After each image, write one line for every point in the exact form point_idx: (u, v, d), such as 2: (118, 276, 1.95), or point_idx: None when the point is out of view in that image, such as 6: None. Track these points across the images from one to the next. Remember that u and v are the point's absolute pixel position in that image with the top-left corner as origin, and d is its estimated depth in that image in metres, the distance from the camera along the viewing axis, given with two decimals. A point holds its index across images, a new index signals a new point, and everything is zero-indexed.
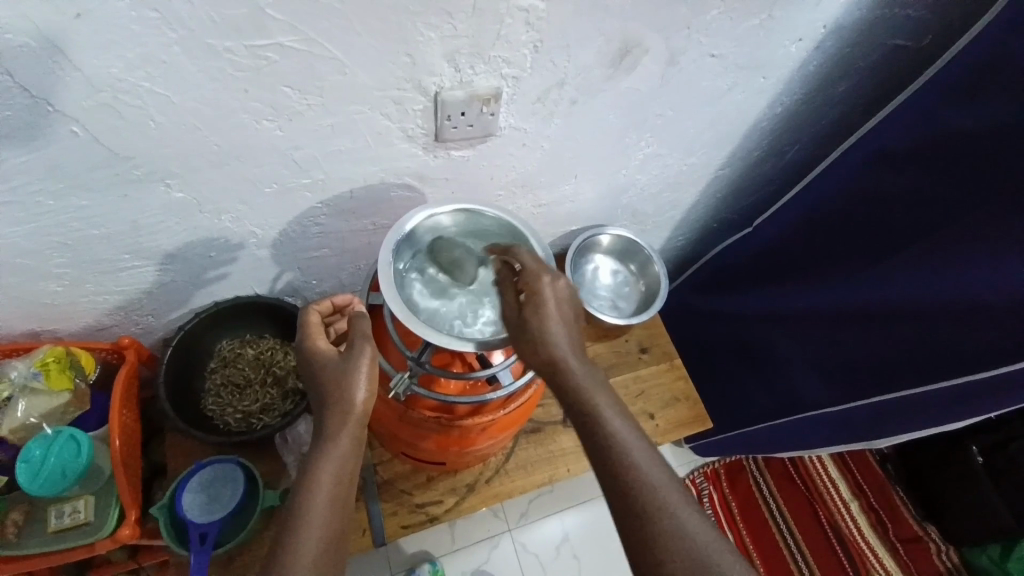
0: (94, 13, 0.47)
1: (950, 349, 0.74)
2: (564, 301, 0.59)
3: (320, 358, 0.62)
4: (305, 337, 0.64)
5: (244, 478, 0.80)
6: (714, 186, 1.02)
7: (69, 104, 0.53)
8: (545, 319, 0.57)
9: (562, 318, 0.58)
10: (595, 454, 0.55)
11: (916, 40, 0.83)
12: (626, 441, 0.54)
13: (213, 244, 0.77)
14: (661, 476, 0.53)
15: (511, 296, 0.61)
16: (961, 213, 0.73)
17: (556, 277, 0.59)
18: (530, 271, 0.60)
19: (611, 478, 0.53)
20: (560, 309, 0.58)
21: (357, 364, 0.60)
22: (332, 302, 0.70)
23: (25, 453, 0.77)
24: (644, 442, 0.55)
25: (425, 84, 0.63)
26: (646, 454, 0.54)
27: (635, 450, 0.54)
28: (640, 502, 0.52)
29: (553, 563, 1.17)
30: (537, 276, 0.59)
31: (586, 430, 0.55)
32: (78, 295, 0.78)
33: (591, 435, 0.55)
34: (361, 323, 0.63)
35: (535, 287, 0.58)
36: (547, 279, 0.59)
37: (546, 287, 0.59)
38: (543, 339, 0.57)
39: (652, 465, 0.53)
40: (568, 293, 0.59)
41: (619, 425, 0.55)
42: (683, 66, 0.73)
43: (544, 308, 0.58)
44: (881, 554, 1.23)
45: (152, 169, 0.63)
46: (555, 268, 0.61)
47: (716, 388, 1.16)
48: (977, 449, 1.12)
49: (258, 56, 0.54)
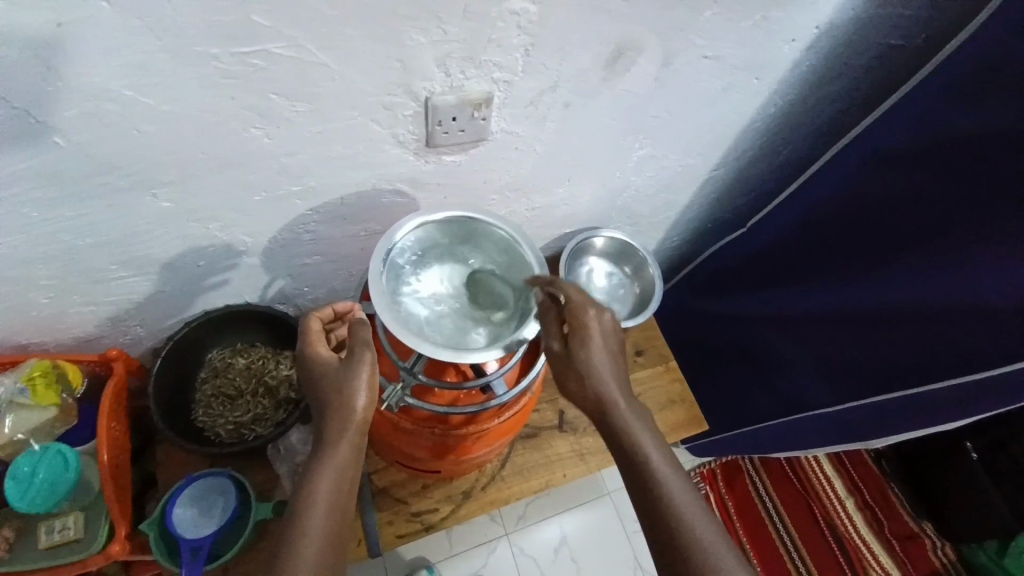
0: (77, 22, 0.46)
1: (950, 350, 0.74)
2: (607, 335, 0.63)
3: (321, 365, 0.61)
4: (307, 344, 0.63)
5: (236, 489, 0.79)
6: (708, 187, 1.01)
7: (53, 114, 0.52)
8: (593, 352, 0.62)
9: (608, 353, 0.62)
10: (637, 487, 0.58)
11: (910, 39, 0.82)
12: (668, 477, 0.58)
13: (203, 252, 0.76)
14: (699, 511, 0.56)
15: (555, 326, 0.65)
16: (959, 213, 0.73)
17: (601, 312, 0.63)
18: (573, 305, 0.63)
19: (653, 509, 0.57)
20: (606, 343, 0.62)
21: (358, 370, 0.59)
22: (332, 310, 0.68)
23: (14, 469, 0.76)
24: (685, 481, 0.58)
25: (417, 89, 0.62)
26: (686, 490, 0.57)
27: (673, 483, 0.57)
28: (680, 533, 0.55)
29: (551, 567, 1.17)
30: (583, 309, 0.63)
31: (628, 463, 0.59)
32: (66, 307, 0.77)
33: (634, 467, 0.59)
34: (361, 330, 0.61)
35: (581, 319, 0.62)
36: (592, 314, 0.63)
37: (591, 321, 0.63)
38: (591, 372, 0.61)
39: (693, 502, 0.57)
40: (611, 327, 0.64)
41: (662, 462, 0.59)
42: (678, 68, 0.72)
43: (590, 343, 0.62)
44: (878, 551, 1.23)
45: (138, 178, 0.61)
46: (599, 303, 0.65)
47: (712, 389, 1.16)
48: (973, 447, 1.12)
49: (247, 63, 0.53)
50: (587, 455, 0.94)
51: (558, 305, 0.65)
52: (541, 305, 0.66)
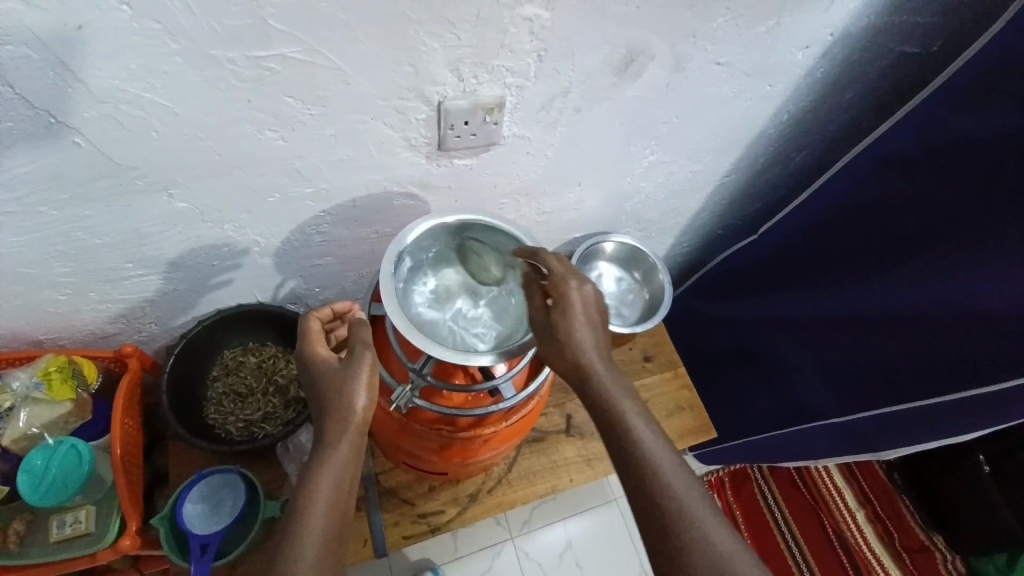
0: (96, 25, 0.47)
1: (960, 361, 0.73)
2: (589, 306, 0.60)
3: (320, 366, 0.62)
4: (307, 346, 0.64)
5: (246, 487, 0.80)
6: (718, 194, 1.01)
7: (72, 115, 0.53)
8: (573, 323, 0.58)
9: (589, 323, 0.59)
10: (620, 457, 0.56)
11: (924, 48, 0.82)
12: (651, 447, 0.55)
13: (216, 252, 0.77)
14: (684, 478, 0.54)
15: (539, 299, 0.61)
16: (970, 223, 0.73)
17: (582, 282, 0.61)
18: (555, 276, 0.61)
19: (637, 480, 0.54)
20: (588, 313, 0.60)
21: (357, 369, 0.61)
22: (332, 309, 0.70)
23: (28, 462, 0.77)
24: (668, 448, 0.56)
25: (429, 93, 0.62)
26: (669, 457, 0.55)
27: (662, 459, 0.54)
28: (666, 506, 0.52)
29: (556, 571, 1.16)
30: (565, 280, 0.60)
31: (611, 434, 0.57)
32: (81, 304, 0.78)
33: (618, 438, 0.56)
34: (361, 330, 0.63)
35: (562, 291, 0.59)
36: (573, 284, 0.60)
37: (574, 292, 0.60)
38: (572, 342, 0.58)
39: (678, 470, 0.54)
40: (594, 298, 0.60)
41: (645, 430, 0.56)
42: (688, 74, 0.72)
43: (572, 313, 0.59)
44: (887, 563, 1.22)
45: (154, 178, 0.63)
46: (581, 274, 0.62)
47: (720, 396, 1.15)
48: (984, 458, 1.10)
49: (261, 66, 0.54)
50: (594, 460, 0.94)
51: (541, 277, 0.63)
52: (524, 277, 0.63)
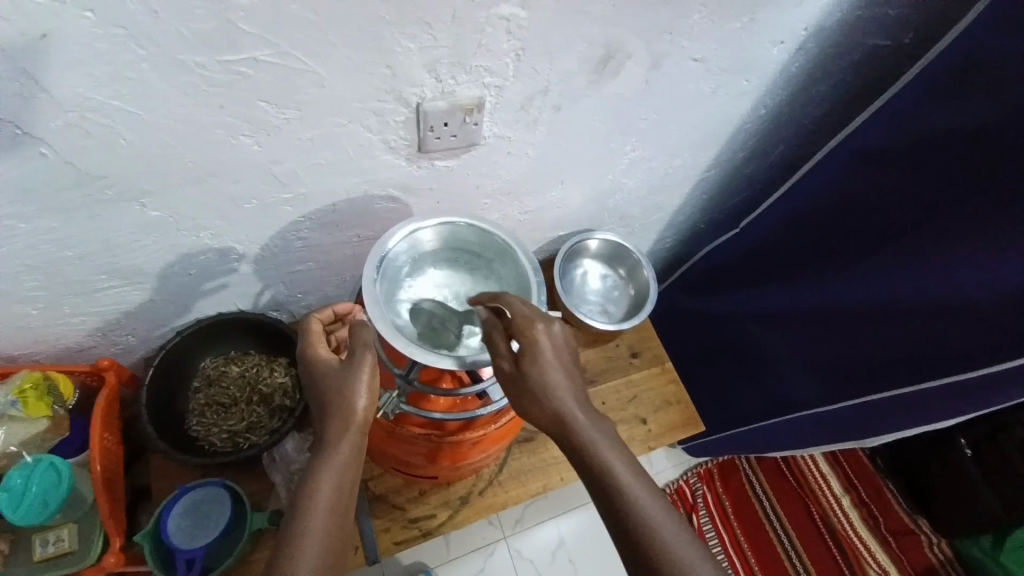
0: (58, 32, 0.45)
1: (940, 349, 0.74)
2: (559, 348, 0.59)
3: (320, 366, 0.61)
4: (306, 345, 0.63)
5: (230, 500, 0.79)
6: (700, 189, 1.01)
7: (37, 125, 0.52)
8: (546, 370, 0.57)
9: (562, 367, 0.57)
10: (608, 510, 0.54)
11: (898, 39, 0.83)
12: (636, 491, 0.53)
13: (193, 260, 0.75)
14: (674, 523, 0.52)
15: (503, 344, 0.59)
16: (948, 212, 0.73)
17: (549, 323, 0.59)
18: (520, 319, 0.59)
19: (626, 532, 0.52)
20: (559, 357, 0.58)
21: (357, 372, 0.59)
22: (333, 311, 0.68)
23: (6, 482, 0.75)
24: (655, 492, 0.54)
25: (407, 95, 0.61)
26: (656, 502, 0.53)
27: (642, 496, 0.53)
28: (660, 560, 0.50)
29: (549, 569, 1.17)
30: (530, 323, 0.58)
31: (595, 485, 0.54)
32: (55, 318, 0.76)
33: (601, 489, 0.54)
34: (364, 332, 0.61)
35: (529, 335, 0.57)
36: (540, 327, 0.58)
37: (542, 336, 0.58)
38: (544, 389, 0.56)
39: (666, 516, 0.53)
40: (563, 338, 0.59)
41: (631, 477, 0.54)
42: (666, 71, 0.72)
43: (542, 359, 0.57)
44: (874, 548, 1.24)
45: (126, 188, 0.61)
46: (547, 314, 0.60)
47: (707, 389, 1.16)
48: (965, 442, 1.12)
49: (232, 70, 0.53)
50: None
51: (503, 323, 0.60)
52: (486, 323, 0.60)
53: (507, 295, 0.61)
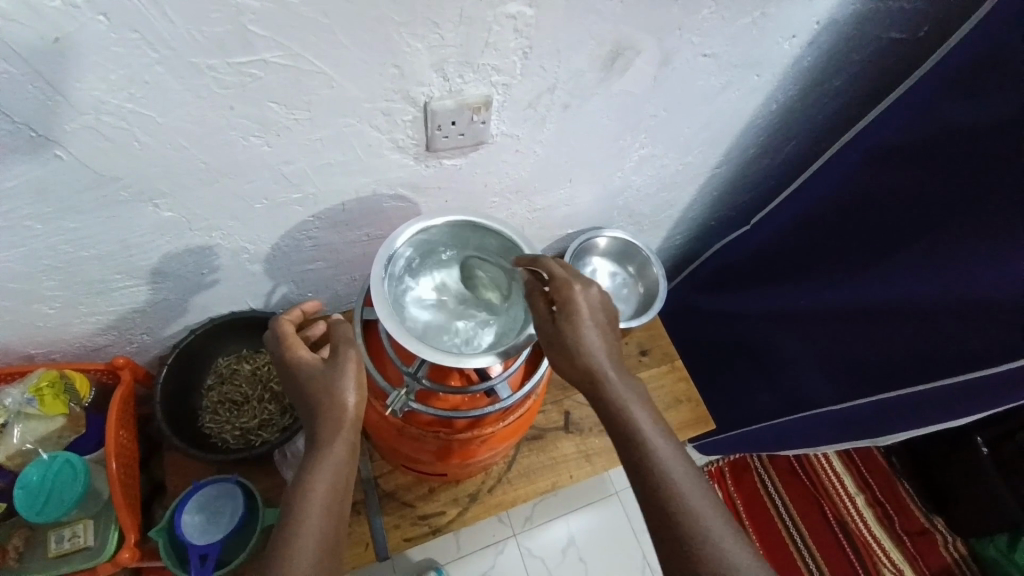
0: (73, 36, 0.46)
1: (954, 349, 0.73)
2: (595, 310, 0.60)
3: (303, 367, 0.61)
4: (284, 346, 0.63)
5: (243, 494, 0.79)
6: (710, 185, 1.01)
7: (54, 128, 0.52)
8: (580, 329, 0.58)
9: (596, 325, 0.59)
10: (631, 465, 0.56)
11: (910, 33, 0.82)
12: (660, 448, 0.56)
13: (205, 260, 0.76)
14: (694, 484, 0.54)
15: (540, 303, 0.60)
16: (964, 211, 0.72)
17: (587, 286, 0.60)
18: (557, 281, 0.60)
19: (649, 488, 0.54)
20: (594, 316, 0.59)
21: (342, 369, 0.60)
22: (300, 310, 0.69)
23: (23, 478, 0.77)
24: (681, 455, 0.56)
25: (415, 94, 0.61)
26: (680, 461, 0.55)
27: (664, 452, 0.55)
28: (677, 512, 0.53)
29: (560, 567, 1.17)
30: (568, 284, 0.59)
31: (621, 439, 0.57)
32: (71, 317, 0.77)
33: (629, 445, 0.56)
34: (343, 329, 0.63)
35: (566, 295, 0.59)
36: (576, 287, 0.60)
37: (578, 296, 0.59)
38: (581, 348, 0.58)
39: (690, 479, 0.54)
40: (599, 302, 0.60)
41: (658, 438, 0.56)
42: (676, 67, 0.72)
43: (578, 316, 0.58)
44: (888, 547, 1.22)
45: (139, 189, 0.62)
46: (585, 278, 0.61)
47: (718, 388, 1.16)
48: (982, 440, 1.10)
49: (244, 72, 0.53)
50: (593, 456, 0.94)
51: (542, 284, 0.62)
52: (526, 285, 0.62)
53: (547, 258, 0.62)
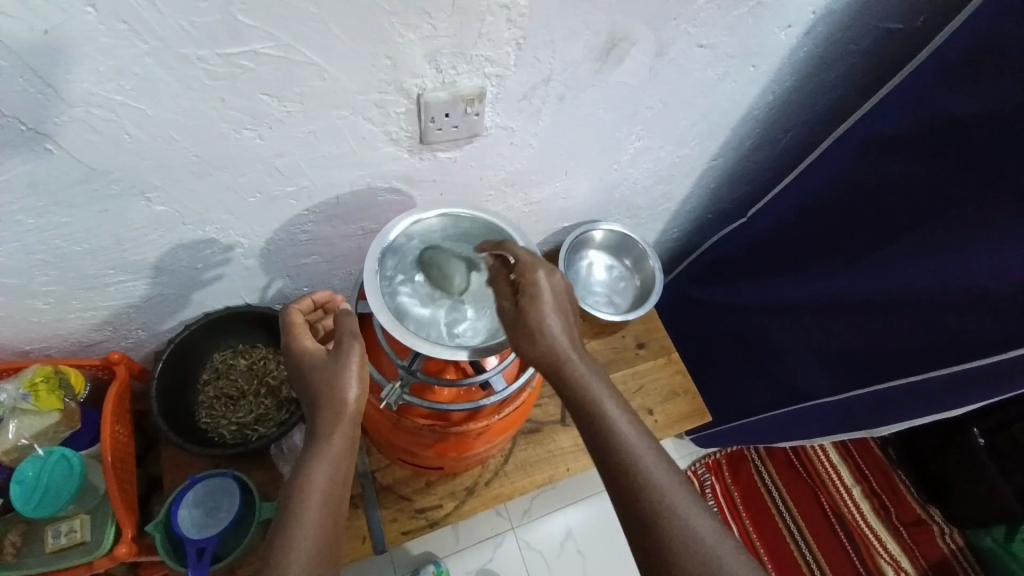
0: (62, 28, 0.45)
1: (950, 339, 0.73)
2: (557, 293, 0.60)
3: (308, 359, 0.62)
4: (292, 338, 0.64)
5: (240, 489, 0.80)
6: (706, 178, 1.00)
7: (44, 121, 0.52)
8: (543, 312, 0.58)
9: (558, 311, 0.59)
10: (597, 447, 0.56)
11: (906, 23, 0.81)
12: (626, 431, 0.55)
13: (200, 254, 0.76)
14: (662, 466, 0.54)
15: (507, 290, 0.62)
16: (962, 201, 0.72)
17: (551, 271, 0.61)
18: (522, 265, 0.61)
19: (616, 470, 0.54)
20: (557, 301, 0.60)
21: (345, 361, 0.60)
22: (311, 300, 0.70)
23: (19, 474, 0.77)
24: (646, 438, 0.56)
25: (408, 86, 0.61)
26: (644, 442, 0.55)
27: (630, 433, 0.55)
28: (644, 494, 0.52)
29: (558, 559, 1.17)
30: (532, 268, 0.61)
31: (585, 420, 0.57)
32: (65, 312, 0.77)
33: (593, 428, 0.56)
34: (349, 321, 0.62)
35: (530, 279, 0.60)
36: (541, 272, 0.61)
37: (541, 279, 0.60)
38: (542, 330, 0.58)
39: (655, 457, 0.54)
40: (563, 286, 0.61)
41: (623, 419, 0.56)
42: (671, 58, 0.71)
43: (540, 299, 0.59)
44: (885, 538, 1.23)
45: (132, 182, 0.61)
46: (548, 263, 0.62)
47: (715, 381, 1.16)
48: (978, 431, 1.11)
49: (235, 64, 0.53)
50: None
51: (508, 270, 0.64)
52: (493, 269, 0.65)
53: (512, 244, 0.65)
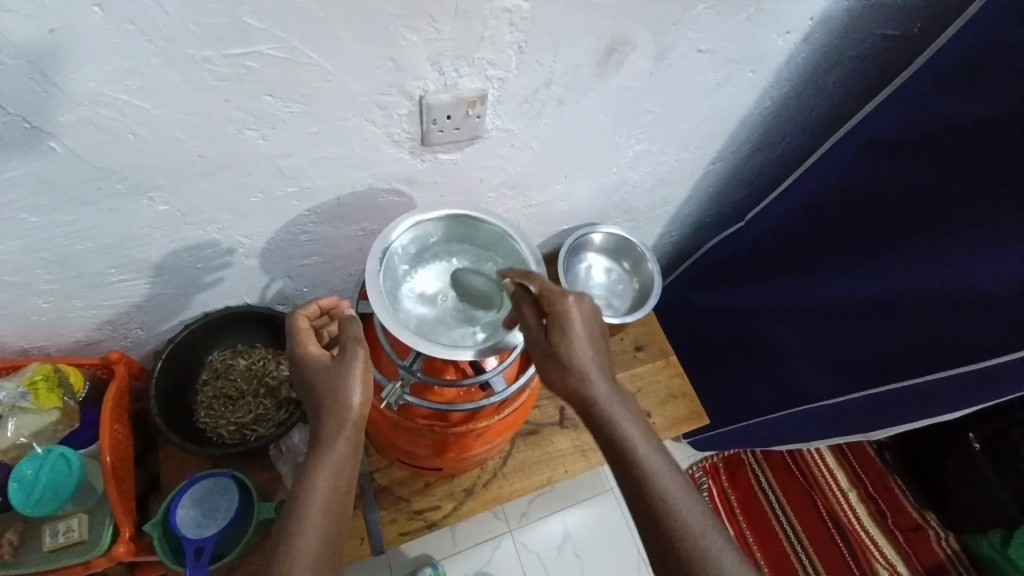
0: (69, 28, 0.46)
1: (948, 344, 0.74)
2: (588, 321, 0.59)
3: (312, 364, 0.62)
4: (296, 342, 0.64)
5: (238, 488, 0.80)
6: (705, 182, 1.01)
7: (50, 119, 0.52)
8: (573, 343, 0.58)
9: (589, 340, 0.59)
10: (625, 481, 0.56)
11: (904, 30, 0.82)
12: (655, 466, 0.56)
13: (201, 253, 0.76)
14: (687, 498, 0.55)
15: (532, 318, 0.60)
16: (961, 206, 0.72)
17: (580, 298, 0.60)
18: (547, 293, 0.60)
19: (645, 505, 0.55)
20: (587, 329, 0.59)
21: (349, 367, 0.59)
22: (318, 306, 0.70)
23: (18, 472, 0.77)
24: (673, 470, 0.57)
25: (411, 88, 0.62)
26: (670, 474, 0.56)
27: (658, 470, 0.56)
28: (672, 531, 0.54)
29: (555, 562, 1.17)
30: (561, 296, 0.59)
31: (613, 452, 0.57)
32: (66, 311, 0.77)
33: (621, 461, 0.57)
34: (353, 327, 0.62)
35: (560, 309, 0.58)
36: (570, 300, 0.59)
37: (570, 308, 0.59)
38: (572, 363, 0.58)
39: (687, 497, 0.56)
40: (591, 312, 0.60)
41: (650, 454, 0.56)
42: (672, 62, 0.72)
43: (570, 330, 0.58)
44: (881, 543, 1.24)
45: (136, 181, 0.62)
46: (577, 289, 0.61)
47: (713, 384, 1.17)
48: (976, 437, 1.11)
49: (240, 65, 0.53)
50: (589, 451, 0.94)
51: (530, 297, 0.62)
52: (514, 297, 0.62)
53: (535, 274, 0.62)
